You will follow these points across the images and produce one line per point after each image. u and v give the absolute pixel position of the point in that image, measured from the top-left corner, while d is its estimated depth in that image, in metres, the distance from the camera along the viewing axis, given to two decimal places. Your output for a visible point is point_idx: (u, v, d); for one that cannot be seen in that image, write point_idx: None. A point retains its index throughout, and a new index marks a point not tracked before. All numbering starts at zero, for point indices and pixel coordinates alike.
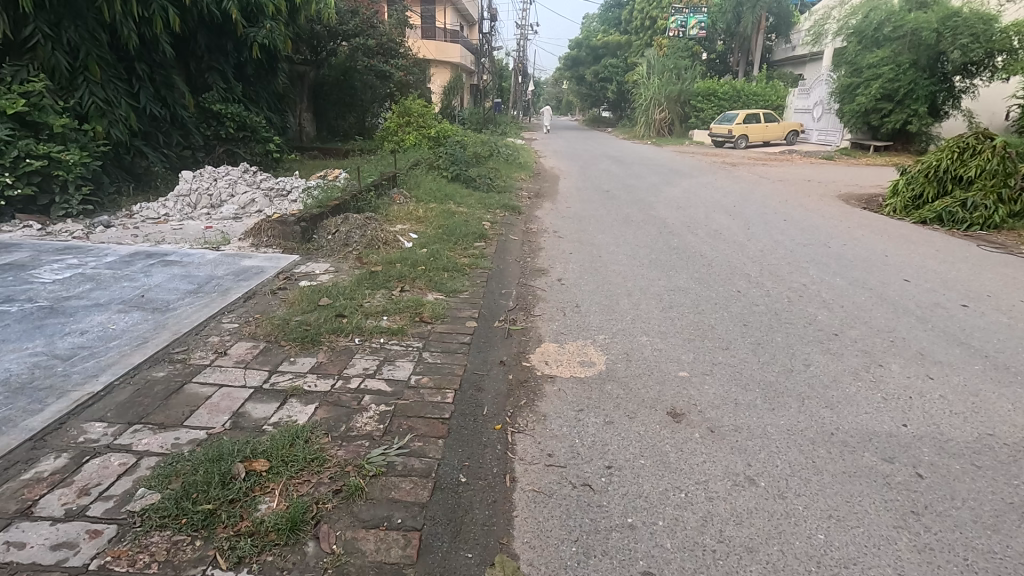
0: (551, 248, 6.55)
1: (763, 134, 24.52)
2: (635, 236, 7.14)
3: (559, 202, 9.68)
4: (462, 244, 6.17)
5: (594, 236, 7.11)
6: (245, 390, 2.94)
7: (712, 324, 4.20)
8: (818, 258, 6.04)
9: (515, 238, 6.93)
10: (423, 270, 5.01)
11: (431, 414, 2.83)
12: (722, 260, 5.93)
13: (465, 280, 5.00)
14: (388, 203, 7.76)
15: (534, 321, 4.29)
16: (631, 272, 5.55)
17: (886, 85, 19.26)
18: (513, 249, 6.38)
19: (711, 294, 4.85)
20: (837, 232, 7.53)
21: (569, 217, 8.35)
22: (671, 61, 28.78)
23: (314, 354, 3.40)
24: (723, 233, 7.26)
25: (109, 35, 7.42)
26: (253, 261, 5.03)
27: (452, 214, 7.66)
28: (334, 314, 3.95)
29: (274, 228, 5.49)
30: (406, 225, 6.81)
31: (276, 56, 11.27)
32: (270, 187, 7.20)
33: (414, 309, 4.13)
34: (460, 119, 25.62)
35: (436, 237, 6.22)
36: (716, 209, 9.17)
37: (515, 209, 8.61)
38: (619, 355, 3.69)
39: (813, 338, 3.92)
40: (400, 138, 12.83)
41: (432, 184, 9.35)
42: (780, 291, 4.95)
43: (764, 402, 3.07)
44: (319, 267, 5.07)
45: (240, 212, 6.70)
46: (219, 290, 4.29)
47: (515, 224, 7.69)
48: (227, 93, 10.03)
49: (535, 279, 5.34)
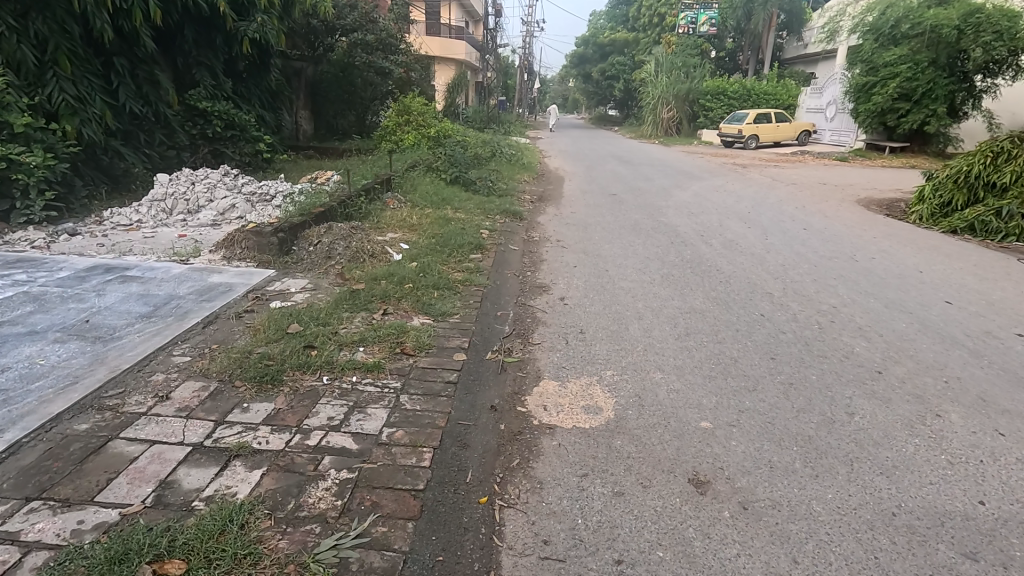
0: (554, 260, 6.05)
1: (774, 134, 23.90)
2: (644, 245, 6.62)
3: (563, 207, 9.17)
4: (457, 256, 5.67)
5: (601, 246, 6.59)
6: (179, 449, 2.45)
7: (735, 357, 3.68)
8: (847, 275, 5.51)
9: (515, 248, 6.44)
10: (410, 289, 4.52)
11: (402, 484, 2.33)
12: (740, 277, 5.40)
13: (457, 300, 4.49)
14: (380, 208, 7.27)
15: (532, 351, 3.78)
16: (641, 289, 5.04)
17: (903, 84, 18.65)
18: (512, 261, 5.89)
19: (732, 319, 4.33)
20: (863, 242, 6.99)
21: (573, 224, 7.83)
22: (679, 60, 28.22)
23: (271, 398, 2.90)
24: (740, 244, 6.73)
25: (83, 27, 6.98)
26: (222, 277, 4.56)
27: (448, 221, 7.17)
28: (302, 345, 3.45)
29: (248, 239, 5.00)
30: (397, 233, 6.33)
31: (269, 52, 10.81)
32: (252, 191, 6.73)
33: (395, 339, 3.64)
34: (464, 117, 25.11)
35: (429, 249, 5.73)
36: (730, 215, 8.62)
37: (516, 215, 8.10)
38: (629, 399, 3.17)
39: (854, 377, 3.39)
40: (398, 137, 12.33)
41: (430, 187, 8.87)
42: (810, 315, 4.41)
43: (804, 466, 2.56)
44: (295, 284, 4.59)
45: (219, 219, 6.24)
46: (176, 313, 3.81)
47: (517, 232, 7.19)
48: (216, 90, 9.58)
49: (535, 298, 4.84)
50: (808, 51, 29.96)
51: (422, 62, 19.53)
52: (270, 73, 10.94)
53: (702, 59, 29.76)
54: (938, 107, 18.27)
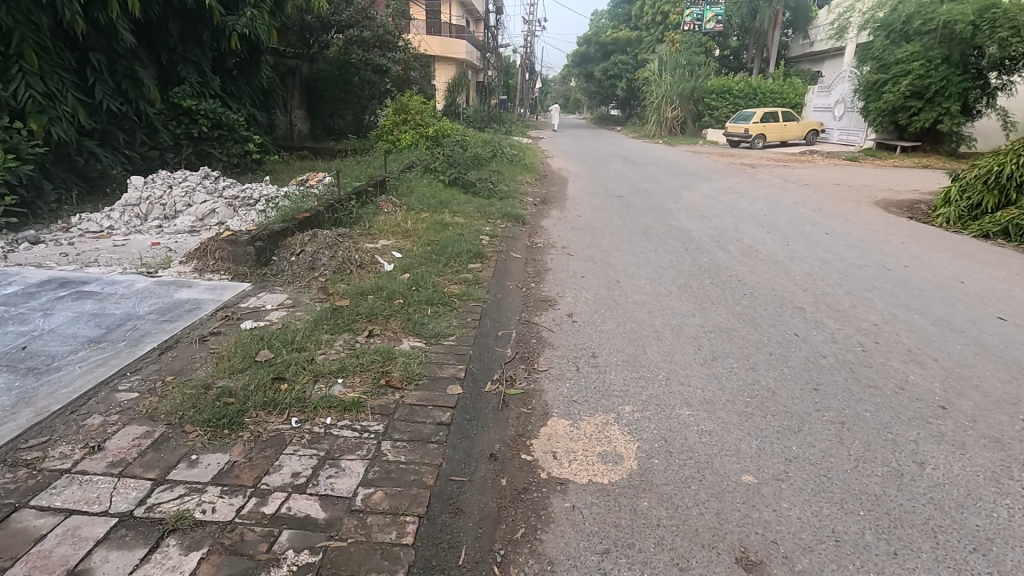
0: (560, 269, 5.57)
1: (782, 133, 23.39)
2: (657, 252, 6.13)
3: (568, 210, 8.69)
4: (454, 265, 5.19)
5: (610, 253, 6.11)
6: (101, 522, 1.97)
7: (773, 388, 3.19)
8: (883, 287, 5.02)
9: (517, 256, 5.96)
10: (401, 304, 4.05)
11: (377, 572, 1.85)
12: (764, 288, 4.93)
13: (453, 318, 4.01)
14: (372, 213, 6.79)
15: (538, 379, 3.30)
16: (659, 303, 4.55)
17: (915, 82, 18.12)
18: (514, 271, 5.42)
19: (764, 340, 3.84)
20: (891, 248, 6.50)
21: (580, 229, 7.34)
22: (683, 58, 27.57)
23: (227, 447, 2.42)
24: (760, 251, 6.23)
25: (53, 19, 6.52)
26: (190, 293, 4.07)
27: (445, 226, 6.69)
28: (271, 377, 2.96)
29: (223, 249, 4.51)
30: (390, 240, 5.86)
31: (261, 48, 10.35)
32: (235, 195, 6.23)
33: (380, 369, 3.15)
34: (464, 117, 24.66)
35: (423, 258, 5.25)
36: (745, 218, 8.13)
37: (519, 219, 7.62)
38: (655, 444, 2.69)
39: (915, 415, 2.90)
40: (395, 137, 11.86)
41: (427, 189, 8.39)
42: (851, 334, 3.93)
43: (877, 541, 2.07)
44: (273, 300, 4.12)
45: (197, 225, 5.76)
46: (129, 338, 3.31)
47: (519, 237, 6.71)
48: (203, 88, 9.13)
49: (540, 314, 4.35)
50: (814, 49, 29.47)
51: (421, 60, 19.06)
52: (262, 71, 10.48)
53: (706, 57, 29.27)
54: (951, 105, 17.75)
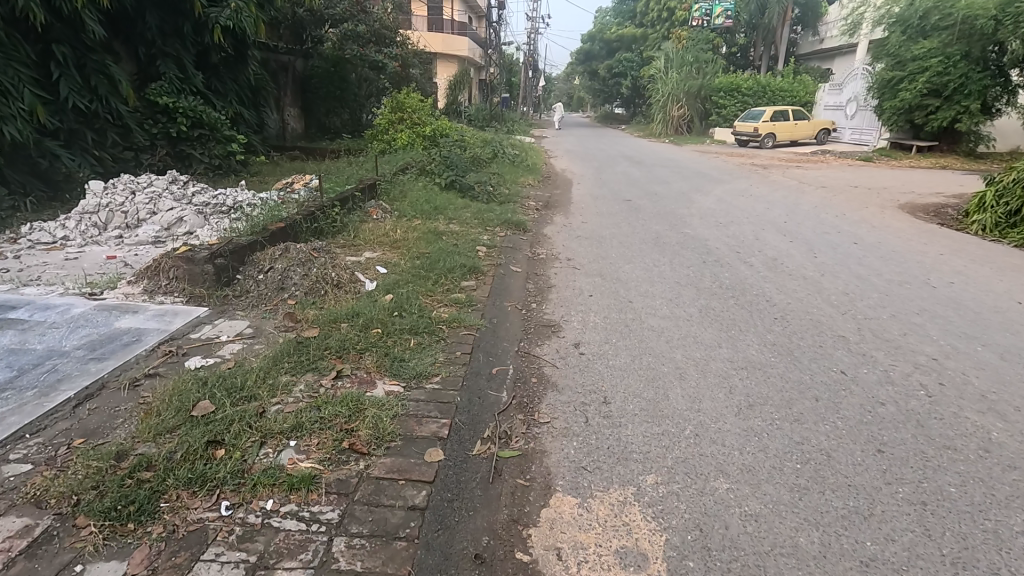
0: (564, 286, 4.99)
1: (792, 133, 22.72)
2: (672, 266, 5.53)
3: (573, 216, 8.09)
4: (444, 283, 4.61)
5: (620, 266, 5.52)
6: None
7: (826, 450, 2.60)
8: (932, 309, 4.41)
9: (516, 269, 5.39)
10: (379, 335, 3.47)
11: None
12: (797, 312, 4.33)
13: (439, 352, 3.42)
14: (359, 220, 6.20)
15: (539, 436, 2.71)
16: (679, 331, 3.95)
17: (933, 79, 17.42)
18: (514, 288, 4.84)
19: (805, 382, 3.25)
20: (930, 261, 5.88)
21: (585, 237, 6.75)
22: (690, 55, 26.87)
23: (126, 552, 1.84)
24: (786, 264, 5.62)
25: (8, 8, 6.00)
26: (133, 320, 3.49)
27: (438, 235, 6.10)
28: (206, 440, 2.38)
29: (177, 267, 3.92)
30: (375, 252, 5.29)
31: (247, 42, 9.77)
32: (206, 202, 5.64)
33: (345, 427, 2.56)
34: (465, 116, 24.08)
35: (411, 275, 4.68)
36: (765, 226, 7.51)
37: (520, 227, 7.02)
38: (688, 535, 2.10)
39: (1013, 494, 2.31)
40: (390, 136, 11.27)
41: (421, 193, 7.82)
42: (908, 374, 3.33)
43: None
44: (232, 329, 3.55)
45: (161, 235, 5.19)
46: (39, 385, 2.73)
47: (519, 248, 6.11)
48: (184, 84, 8.56)
49: (541, 344, 3.76)
50: (824, 46, 28.81)
51: (420, 56, 18.40)
52: (250, 67, 9.89)
53: (714, 54, 28.61)
54: (971, 103, 17.04)
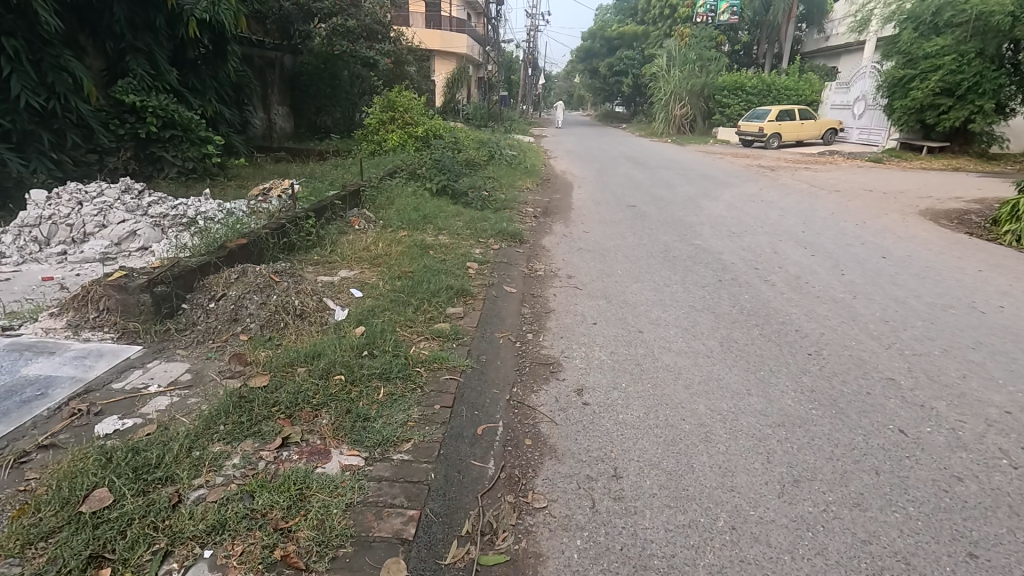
0: (565, 310, 4.41)
1: (799, 132, 22.11)
2: (684, 285, 4.96)
3: (573, 224, 7.53)
4: (427, 309, 4.02)
5: (627, 286, 4.95)
6: None
7: (903, 556, 2.02)
8: (990, 342, 3.82)
9: (510, 289, 4.81)
10: (340, 385, 2.87)
11: None
12: (833, 346, 3.75)
13: (413, 405, 2.83)
14: (338, 233, 5.64)
15: (533, 532, 2.13)
16: (700, 373, 3.37)
17: (946, 77, 16.80)
18: (506, 314, 4.26)
19: (857, 446, 2.67)
20: (971, 279, 5.29)
21: (587, 250, 6.16)
22: (693, 52, 26.29)
23: None
24: (811, 284, 5.04)
25: None
26: (42, 366, 2.89)
27: (425, 249, 5.52)
28: (88, 554, 1.79)
29: (108, 295, 3.33)
30: (352, 272, 4.72)
31: (226, 37, 9.19)
32: (163, 213, 5.03)
33: (282, 526, 1.98)
34: (463, 115, 23.51)
35: (389, 300, 4.09)
36: (782, 236, 6.93)
37: (516, 238, 6.44)
38: None
39: None
40: (381, 137, 10.68)
41: (409, 200, 7.25)
42: (981, 434, 2.74)
43: None
44: (166, 374, 2.96)
45: (110, 251, 4.59)
46: None
47: (515, 263, 5.53)
48: (156, 81, 7.98)
49: (537, 389, 3.18)
50: (830, 44, 28.25)
51: (416, 53, 17.81)
52: (229, 63, 9.32)
53: (718, 52, 28.04)
54: (985, 103, 16.38)
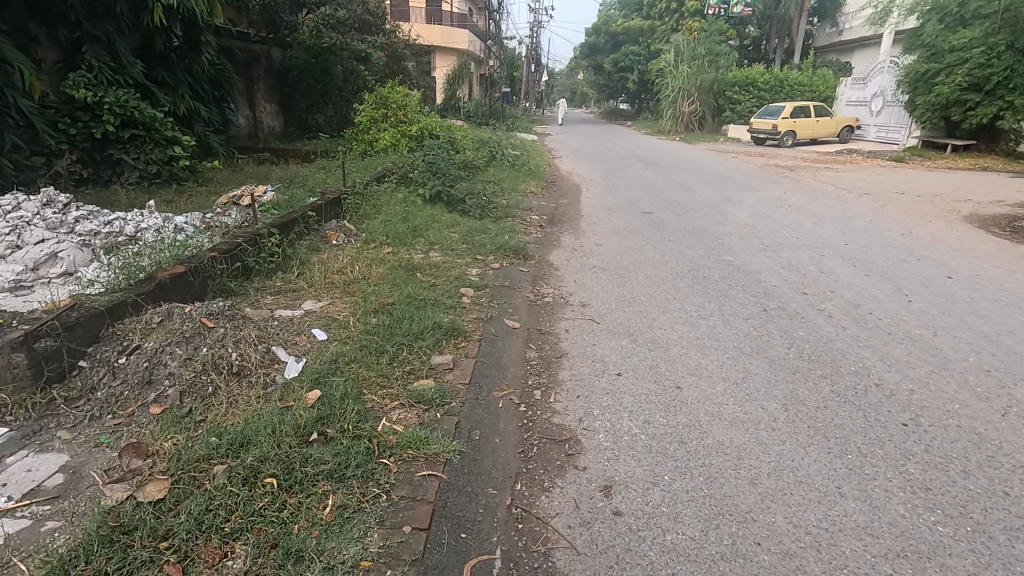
0: (579, 353, 3.56)
1: (814, 129, 21.10)
2: (722, 319, 4.10)
3: (584, 234, 6.69)
4: (405, 357, 3.18)
5: (653, 319, 4.10)
6: None
7: None
8: None
9: (511, 323, 3.96)
10: (270, 497, 2.03)
11: None
12: (932, 412, 2.89)
13: (372, 525, 1.99)
14: (309, 250, 4.80)
15: None
16: (768, 458, 2.52)
17: (974, 71, 15.68)
18: (506, 359, 3.42)
19: None
20: None
21: (602, 268, 5.31)
22: (702, 47, 25.25)
23: None
24: (876, 315, 4.18)
25: None
26: None
27: (412, 271, 4.67)
28: None
29: None
30: (319, 304, 3.88)
31: (199, 25, 8.35)
32: (93, 230, 4.08)
33: None
34: (463, 113, 22.67)
35: (359, 345, 3.24)
36: (824, 250, 6.05)
37: (519, 253, 5.58)
38: None
39: None
40: (372, 136, 9.81)
41: (398, 208, 6.43)
42: None
43: None
44: (27, 475, 2.11)
45: (23, 278, 3.52)
46: None
47: (518, 287, 4.67)
48: (117, 74, 7.13)
49: (547, 487, 2.33)
50: (844, 38, 27.25)
51: (414, 47, 16.97)
52: (203, 56, 8.49)
53: (729, 46, 27.07)
54: (1015, 99, 15.09)
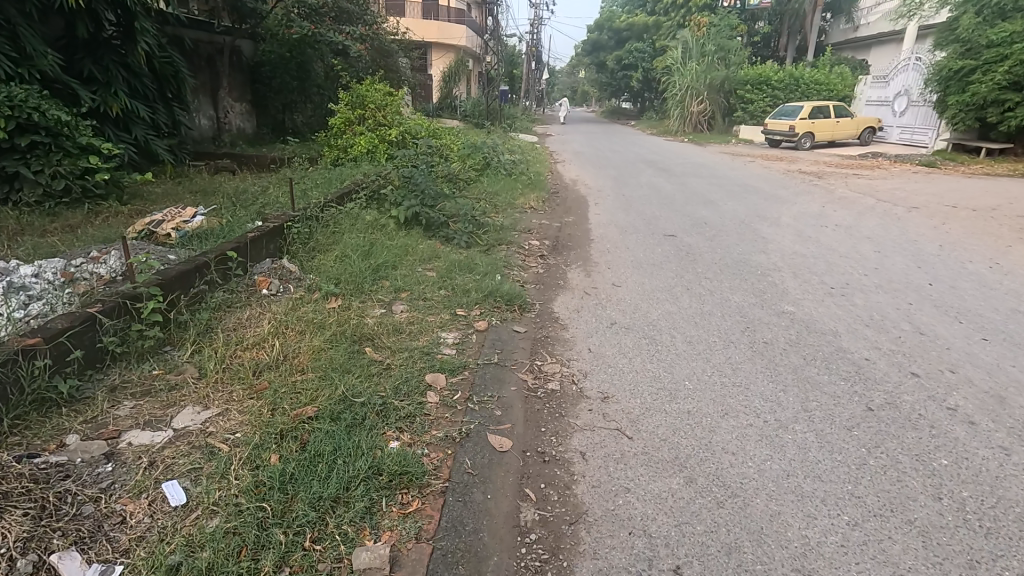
0: (607, 513, 2.19)
1: (834, 131, 19.65)
2: (816, 433, 2.72)
3: (596, 269, 5.33)
4: (305, 559, 1.81)
5: (713, 432, 2.73)
6: None
7: None
8: None
9: (498, 444, 2.56)
10: None
11: None
12: None
13: None
14: (220, 311, 3.44)
15: None
16: None
17: (1016, 69, 14.09)
18: (485, 536, 2.04)
19: None
20: None
21: (624, 327, 3.96)
22: (711, 43, 23.95)
23: None
24: None
25: None
26: None
27: (360, 342, 3.29)
28: None
29: None
30: (201, 416, 2.51)
31: (134, 7, 6.92)
32: None
33: None
34: (460, 113, 21.36)
35: (229, 529, 1.87)
36: (906, 295, 4.68)
37: (514, 304, 4.22)
38: None
39: None
40: (346, 140, 8.42)
41: (361, 236, 5.05)
42: None
43: None
44: None
45: None
46: None
47: (511, 366, 3.30)
48: (19, 66, 5.77)
49: None
50: (860, 35, 25.96)
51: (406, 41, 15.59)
52: (140, 46, 7.05)
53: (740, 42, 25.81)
54: None
